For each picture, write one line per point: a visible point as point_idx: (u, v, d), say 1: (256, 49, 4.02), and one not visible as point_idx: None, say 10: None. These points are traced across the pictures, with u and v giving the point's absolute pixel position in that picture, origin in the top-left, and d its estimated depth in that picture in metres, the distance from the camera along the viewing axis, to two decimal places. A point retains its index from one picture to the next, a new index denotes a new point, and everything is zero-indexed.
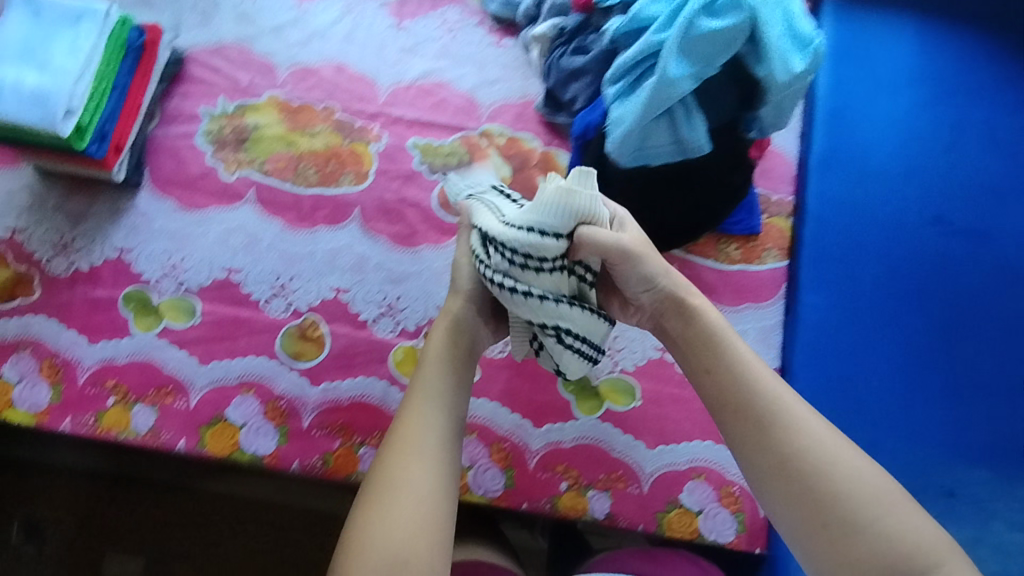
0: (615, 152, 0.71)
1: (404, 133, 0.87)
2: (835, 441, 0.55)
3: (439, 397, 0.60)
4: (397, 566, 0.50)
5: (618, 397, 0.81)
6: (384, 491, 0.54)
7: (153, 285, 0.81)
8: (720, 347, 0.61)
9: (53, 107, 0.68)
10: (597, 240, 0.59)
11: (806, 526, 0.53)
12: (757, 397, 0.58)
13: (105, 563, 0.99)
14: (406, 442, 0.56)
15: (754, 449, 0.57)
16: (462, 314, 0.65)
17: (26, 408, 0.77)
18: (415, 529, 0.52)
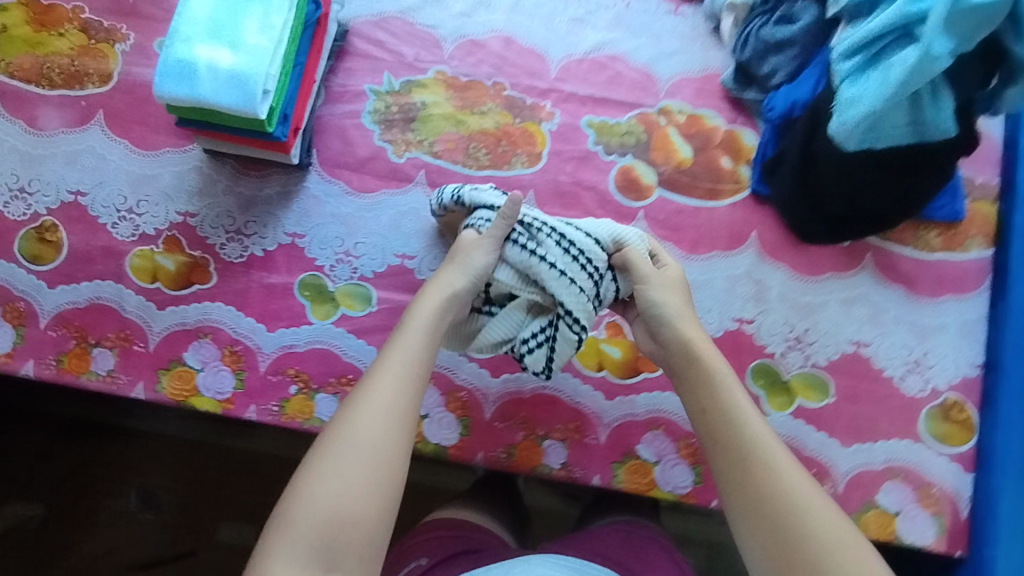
0: (838, 134, 0.66)
1: (578, 111, 0.81)
2: (814, 494, 0.56)
3: (410, 368, 0.62)
4: (343, 521, 0.55)
5: (811, 393, 0.77)
6: (340, 450, 0.58)
7: (328, 272, 0.79)
8: (716, 388, 0.62)
9: (252, 90, 0.66)
10: (644, 262, 0.68)
11: (770, 560, 0.54)
12: (750, 442, 0.59)
13: (220, 527, 1.09)
14: (369, 406, 0.60)
15: (736, 485, 0.58)
16: (448, 285, 0.67)
17: (211, 395, 0.77)
18: (362, 491, 0.56)
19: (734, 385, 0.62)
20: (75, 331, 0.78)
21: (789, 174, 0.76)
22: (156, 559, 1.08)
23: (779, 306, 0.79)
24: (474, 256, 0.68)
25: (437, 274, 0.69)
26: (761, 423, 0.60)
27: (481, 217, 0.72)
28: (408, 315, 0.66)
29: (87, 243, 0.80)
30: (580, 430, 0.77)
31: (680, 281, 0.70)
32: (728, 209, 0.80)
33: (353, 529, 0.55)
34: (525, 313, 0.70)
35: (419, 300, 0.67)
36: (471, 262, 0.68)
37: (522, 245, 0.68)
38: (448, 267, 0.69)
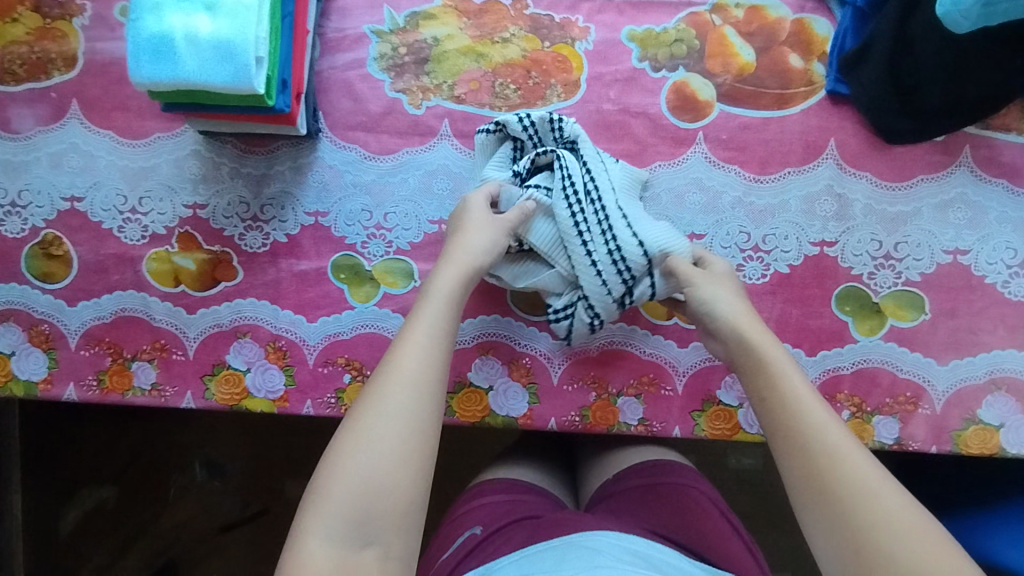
0: (947, 14, 0.56)
1: (616, 22, 0.70)
2: (885, 483, 0.48)
3: (440, 332, 0.55)
4: (377, 492, 0.48)
5: (904, 313, 0.70)
6: (370, 418, 0.50)
7: (361, 249, 0.72)
8: (773, 378, 0.55)
9: (244, 62, 0.56)
10: (684, 264, 0.64)
11: (839, 550, 0.47)
12: (810, 429, 0.51)
13: (288, 487, 1.08)
14: (397, 371, 0.52)
15: (797, 474, 0.50)
16: (471, 243, 0.61)
17: (264, 395, 0.73)
18: (395, 459, 0.49)
19: (794, 374, 0.55)
20: (108, 347, 0.73)
21: (876, 64, 0.65)
22: (233, 521, 1.08)
23: (866, 222, 0.70)
24: (488, 224, 0.62)
25: (453, 238, 0.62)
26: (825, 410, 0.52)
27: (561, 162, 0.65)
28: (431, 280, 0.59)
29: (97, 252, 0.73)
30: (655, 383, 0.72)
31: (729, 278, 0.64)
32: (801, 117, 0.69)
33: (389, 503, 0.48)
34: (562, 281, 0.67)
35: (441, 264, 0.60)
36: (484, 226, 0.62)
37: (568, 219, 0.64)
38: (465, 229, 0.62)
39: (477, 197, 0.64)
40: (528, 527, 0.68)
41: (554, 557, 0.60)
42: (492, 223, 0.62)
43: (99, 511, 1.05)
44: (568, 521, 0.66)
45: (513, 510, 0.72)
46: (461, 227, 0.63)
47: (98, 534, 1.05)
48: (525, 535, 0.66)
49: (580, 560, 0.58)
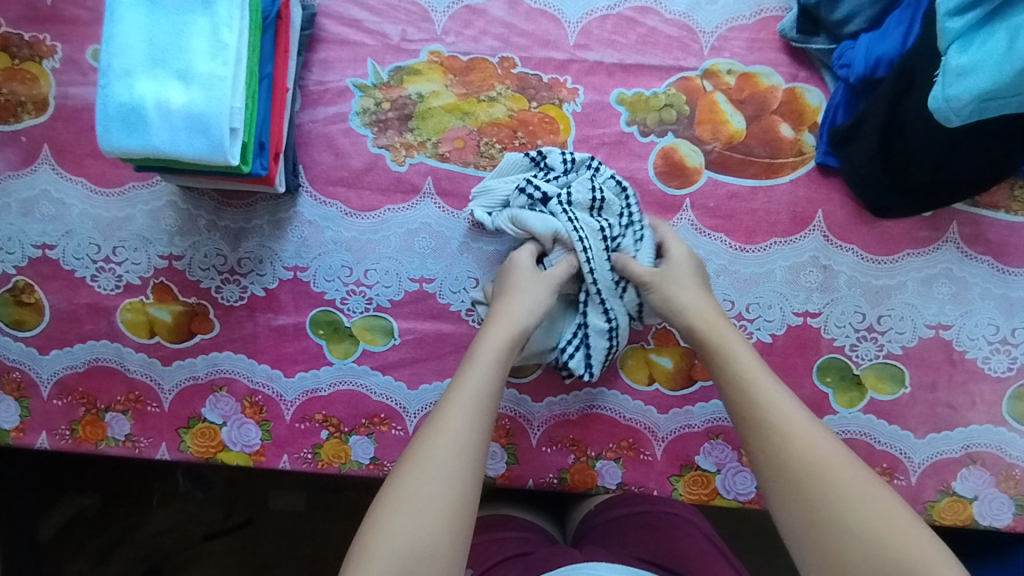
0: (938, 110, 0.54)
1: (605, 84, 0.70)
2: (835, 454, 0.49)
3: (483, 397, 0.53)
4: (421, 556, 0.46)
5: (884, 385, 0.69)
6: (417, 482, 0.48)
7: (340, 305, 0.70)
8: (728, 359, 0.56)
9: (218, 133, 0.55)
10: (638, 268, 0.63)
11: (798, 515, 0.48)
12: (768, 407, 0.52)
13: (271, 498, 1.05)
14: (442, 436, 0.50)
15: (759, 449, 0.51)
16: (520, 308, 0.59)
17: (240, 449, 0.70)
18: (439, 525, 0.47)
19: (749, 358, 0.56)
20: (81, 398, 0.71)
21: (865, 143, 0.64)
22: (217, 530, 1.05)
23: (850, 294, 0.69)
24: (540, 284, 0.61)
25: (499, 305, 0.60)
26: (778, 389, 0.53)
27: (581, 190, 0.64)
28: (477, 343, 0.57)
29: (70, 301, 0.71)
30: (634, 447, 0.71)
31: (690, 263, 0.63)
32: (789, 187, 0.69)
33: (434, 568, 0.46)
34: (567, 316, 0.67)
35: (488, 327, 0.58)
36: (537, 284, 0.61)
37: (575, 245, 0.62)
38: (510, 294, 0.61)
39: (525, 255, 0.64)
40: (521, 565, 0.66)
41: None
42: (541, 280, 0.61)
43: (81, 518, 1.01)
44: (556, 556, 0.65)
45: (506, 548, 0.70)
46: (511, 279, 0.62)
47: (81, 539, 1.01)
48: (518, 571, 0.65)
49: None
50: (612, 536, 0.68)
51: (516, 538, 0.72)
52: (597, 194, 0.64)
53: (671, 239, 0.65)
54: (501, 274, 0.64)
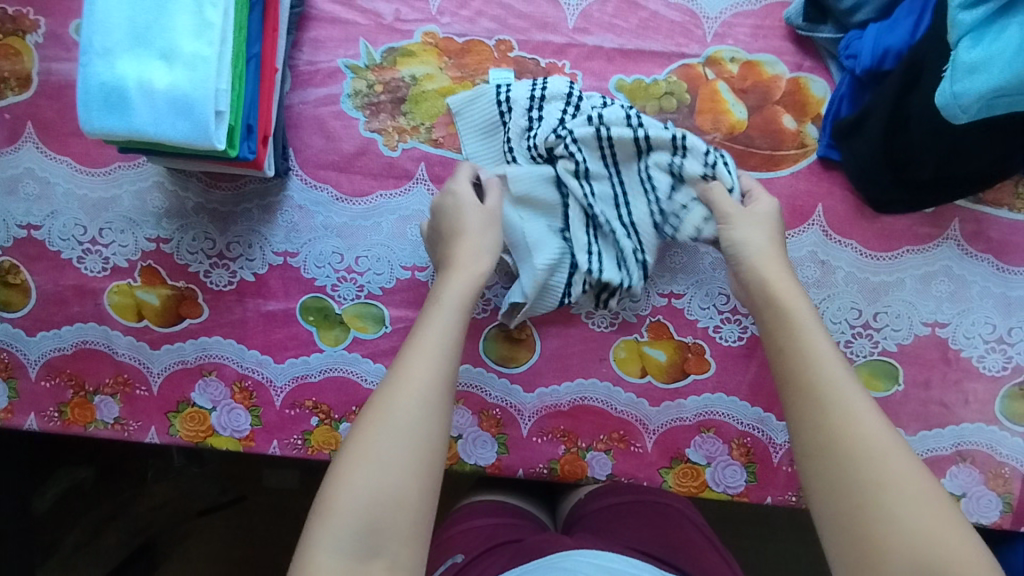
0: (946, 106, 0.52)
1: (605, 70, 0.68)
2: (892, 443, 0.47)
3: (449, 348, 0.53)
4: (387, 506, 0.46)
5: (878, 382, 0.68)
6: (378, 433, 0.48)
7: (331, 292, 0.69)
8: (797, 334, 0.54)
9: (202, 116, 0.53)
10: (722, 199, 0.63)
11: (835, 493, 0.47)
12: (827, 381, 0.51)
13: (265, 474, 1.06)
14: (405, 384, 0.50)
15: (807, 421, 0.50)
16: (477, 264, 0.59)
17: (230, 434, 0.70)
18: (406, 472, 0.47)
19: (815, 331, 0.54)
20: (70, 379, 0.71)
21: (870, 137, 0.62)
22: (212, 505, 1.06)
23: (847, 290, 0.68)
24: (492, 223, 0.62)
25: (453, 251, 0.60)
26: (841, 366, 0.51)
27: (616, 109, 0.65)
28: (437, 292, 0.57)
29: (56, 283, 0.70)
30: (625, 439, 0.71)
31: (772, 223, 0.62)
32: (790, 180, 0.68)
33: (401, 515, 0.46)
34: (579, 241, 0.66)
35: (447, 279, 0.58)
36: (490, 224, 0.61)
37: (597, 165, 0.65)
38: (468, 236, 0.60)
39: (467, 190, 0.63)
40: (511, 550, 0.67)
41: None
42: (492, 216, 0.62)
43: (75, 492, 1.00)
44: (544, 543, 0.65)
45: (495, 534, 0.71)
46: (468, 223, 0.61)
47: (76, 512, 1.00)
48: (507, 559, 0.65)
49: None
50: (605, 527, 0.68)
51: (504, 525, 0.72)
52: (631, 114, 0.65)
53: (760, 197, 0.64)
54: (444, 211, 0.62)
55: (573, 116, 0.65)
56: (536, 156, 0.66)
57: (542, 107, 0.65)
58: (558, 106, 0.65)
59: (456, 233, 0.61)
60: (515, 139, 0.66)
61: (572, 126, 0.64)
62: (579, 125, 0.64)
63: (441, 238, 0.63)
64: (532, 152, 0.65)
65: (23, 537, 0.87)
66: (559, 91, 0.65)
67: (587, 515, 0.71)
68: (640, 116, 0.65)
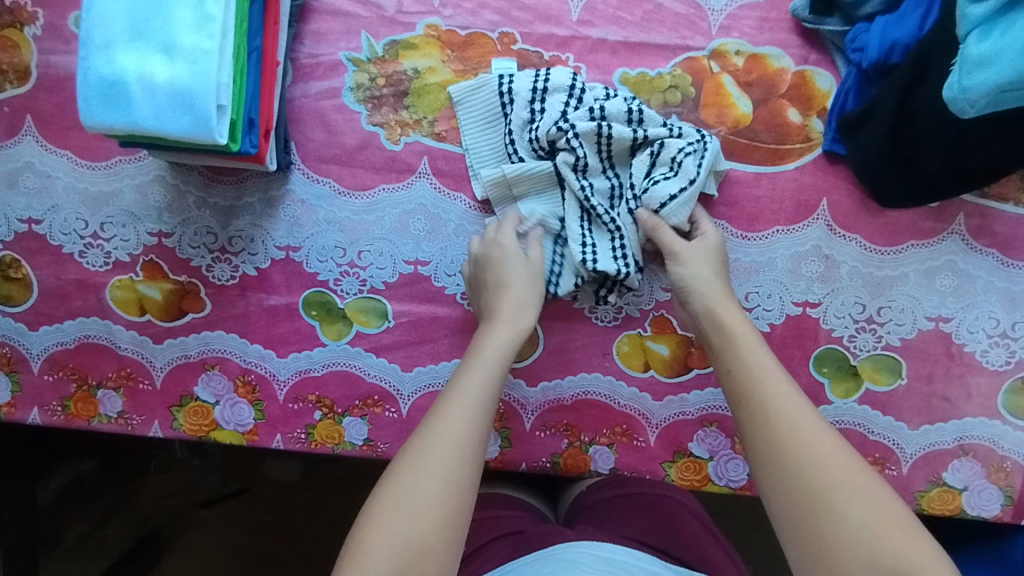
0: (954, 100, 0.52)
1: (609, 63, 0.68)
2: (835, 445, 0.49)
3: (484, 396, 0.53)
4: (416, 553, 0.46)
5: (881, 377, 0.68)
6: (410, 482, 0.49)
7: (334, 286, 0.69)
8: (739, 347, 0.56)
9: (204, 110, 0.53)
10: (665, 234, 0.63)
11: (790, 507, 0.47)
12: (773, 394, 0.52)
13: (268, 466, 1.06)
14: (440, 433, 0.51)
15: (759, 436, 0.51)
16: (514, 312, 0.60)
17: (233, 428, 0.70)
18: (438, 520, 0.48)
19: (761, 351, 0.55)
20: (73, 374, 0.71)
21: (875, 132, 0.62)
22: (215, 497, 1.06)
23: (851, 284, 0.68)
24: (534, 274, 0.62)
25: (492, 301, 0.61)
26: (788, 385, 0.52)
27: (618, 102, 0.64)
28: (478, 342, 0.58)
29: (58, 277, 0.70)
30: (627, 434, 0.71)
31: (717, 251, 0.63)
32: (795, 174, 0.68)
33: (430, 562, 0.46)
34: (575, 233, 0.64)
35: (488, 329, 0.59)
36: (533, 277, 0.62)
37: (597, 157, 0.65)
38: (510, 289, 0.61)
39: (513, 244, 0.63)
40: (512, 542, 0.67)
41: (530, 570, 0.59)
42: (533, 271, 0.62)
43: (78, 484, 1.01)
44: (546, 535, 0.66)
45: (498, 526, 0.71)
46: (503, 269, 0.61)
47: (78, 504, 1.02)
48: (508, 551, 0.66)
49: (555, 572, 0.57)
50: (605, 520, 0.69)
51: (507, 516, 0.72)
52: (633, 105, 0.64)
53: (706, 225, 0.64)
54: (489, 261, 0.62)
55: (575, 109, 0.65)
56: (536, 149, 0.65)
57: (542, 101, 0.65)
58: (561, 98, 0.65)
59: (501, 284, 0.61)
60: (516, 131, 0.66)
61: (574, 119, 0.64)
62: (581, 118, 0.64)
63: (484, 289, 0.62)
64: (534, 145, 0.65)
65: (25, 529, 0.87)
66: (560, 84, 0.65)
67: (589, 506, 0.72)
68: (642, 109, 0.65)
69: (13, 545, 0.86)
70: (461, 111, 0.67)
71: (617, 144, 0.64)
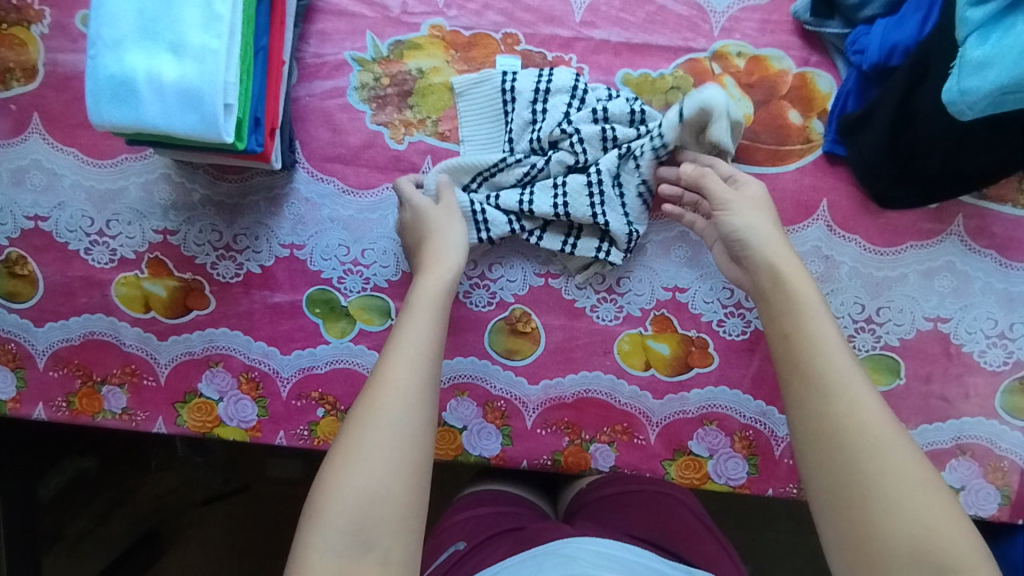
0: (953, 103, 0.52)
1: (612, 64, 0.68)
2: (894, 434, 0.48)
3: (425, 344, 0.54)
4: (373, 503, 0.47)
5: (879, 376, 0.69)
6: (364, 436, 0.49)
7: (337, 284, 0.70)
8: (803, 318, 0.54)
9: (211, 108, 0.53)
10: (713, 183, 0.62)
11: (839, 487, 0.47)
12: (835, 371, 0.51)
13: (269, 464, 1.06)
14: (386, 384, 0.51)
15: (813, 409, 0.50)
16: (446, 261, 0.60)
17: (236, 424, 0.70)
18: (393, 470, 0.48)
19: (824, 322, 0.54)
20: (77, 370, 0.71)
21: (877, 133, 0.62)
22: (216, 494, 1.07)
23: (851, 284, 0.69)
24: (456, 219, 0.63)
25: (425, 254, 0.61)
26: (851, 363, 0.51)
27: (620, 104, 0.65)
28: (413, 292, 0.58)
29: (64, 274, 0.71)
30: (628, 432, 0.72)
31: (763, 202, 0.62)
32: (795, 175, 0.68)
33: (389, 512, 0.47)
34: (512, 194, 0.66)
35: (421, 279, 0.59)
36: (455, 220, 0.63)
37: (597, 147, 0.65)
38: (434, 237, 0.62)
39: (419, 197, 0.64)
40: (513, 538, 0.68)
41: (532, 566, 0.60)
42: (450, 211, 0.64)
43: (81, 479, 1.01)
44: (546, 532, 0.66)
45: (498, 523, 0.71)
46: (430, 228, 0.62)
47: (80, 499, 1.01)
48: (508, 546, 0.66)
49: (557, 567, 0.58)
50: (604, 517, 0.69)
51: (507, 513, 0.73)
52: (635, 107, 0.65)
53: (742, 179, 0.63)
54: (408, 227, 0.64)
55: (578, 110, 0.66)
56: (535, 148, 0.66)
57: (543, 102, 0.66)
58: (563, 99, 0.66)
59: (426, 236, 0.62)
60: (517, 131, 0.67)
61: (577, 121, 0.65)
62: (584, 120, 0.65)
63: (412, 250, 0.64)
64: (535, 146, 0.66)
65: (29, 523, 0.88)
66: (561, 84, 0.66)
67: (589, 504, 0.72)
68: (645, 109, 0.66)
69: (16, 540, 0.87)
70: (464, 111, 0.68)
71: (622, 144, 0.65)
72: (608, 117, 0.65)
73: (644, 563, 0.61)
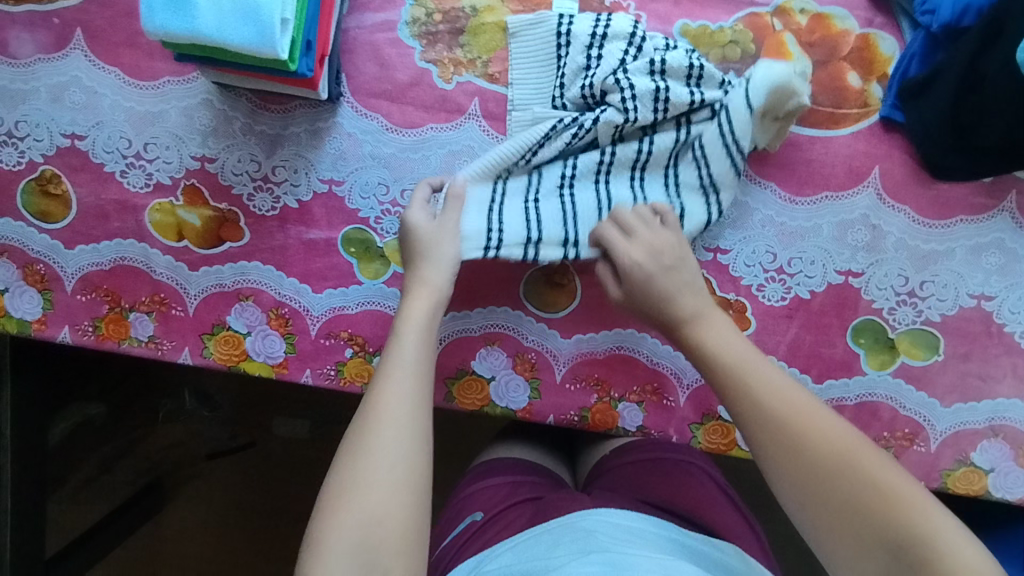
0: None
1: (670, 14, 0.67)
2: (847, 442, 0.52)
3: (418, 366, 0.57)
4: (373, 524, 0.49)
5: (917, 352, 0.68)
6: (362, 466, 0.51)
7: (374, 225, 0.69)
8: (740, 367, 0.57)
9: (267, 22, 0.52)
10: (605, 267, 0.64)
11: (828, 517, 0.51)
12: (785, 408, 0.54)
13: (275, 424, 1.06)
14: (380, 412, 0.53)
15: (774, 451, 0.53)
16: (432, 279, 0.61)
17: (263, 360, 0.69)
18: (392, 492, 0.51)
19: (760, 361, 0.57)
20: (106, 295, 0.70)
21: (939, 95, 0.62)
22: (221, 450, 1.06)
23: (896, 256, 0.67)
24: (448, 233, 0.63)
25: (414, 268, 0.62)
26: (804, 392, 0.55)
27: (680, 60, 0.63)
28: (400, 316, 0.59)
29: (97, 196, 0.70)
30: (658, 392, 0.71)
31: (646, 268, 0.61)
32: (848, 140, 0.67)
33: (389, 532, 0.49)
34: (551, 166, 0.65)
35: (408, 299, 0.60)
36: (445, 238, 0.62)
37: (649, 109, 0.63)
38: (423, 256, 0.62)
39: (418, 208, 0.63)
40: (531, 509, 0.67)
41: (548, 542, 0.60)
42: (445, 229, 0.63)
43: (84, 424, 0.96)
44: (564, 502, 0.66)
45: (515, 492, 0.71)
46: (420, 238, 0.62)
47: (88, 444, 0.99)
48: (527, 517, 0.66)
49: (574, 543, 0.58)
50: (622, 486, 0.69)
51: (526, 483, 0.72)
52: (694, 62, 0.63)
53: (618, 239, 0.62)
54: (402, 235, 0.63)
55: (634, 59, 0.64)
56: (586, 97, 0.64)
57: (598, 51, 0.64)
58: (620, 46, 0.64)
59: (413, 256, 0.62)
60: (569, 76, 0.65)
61: (632, 71, 0.63)
62: (640, 70, 0.63)
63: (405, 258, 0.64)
64: (586, 92, 0.64)
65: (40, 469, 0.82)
66: (621, 34, 0.64)
67: (611, 470, 0.72)
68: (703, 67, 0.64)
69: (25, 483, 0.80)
70: (517, 53, 0.67)
71: (674, 106, 0.63)
72: (664, 70, 0.63)
73: (666, 536, 0.61)
